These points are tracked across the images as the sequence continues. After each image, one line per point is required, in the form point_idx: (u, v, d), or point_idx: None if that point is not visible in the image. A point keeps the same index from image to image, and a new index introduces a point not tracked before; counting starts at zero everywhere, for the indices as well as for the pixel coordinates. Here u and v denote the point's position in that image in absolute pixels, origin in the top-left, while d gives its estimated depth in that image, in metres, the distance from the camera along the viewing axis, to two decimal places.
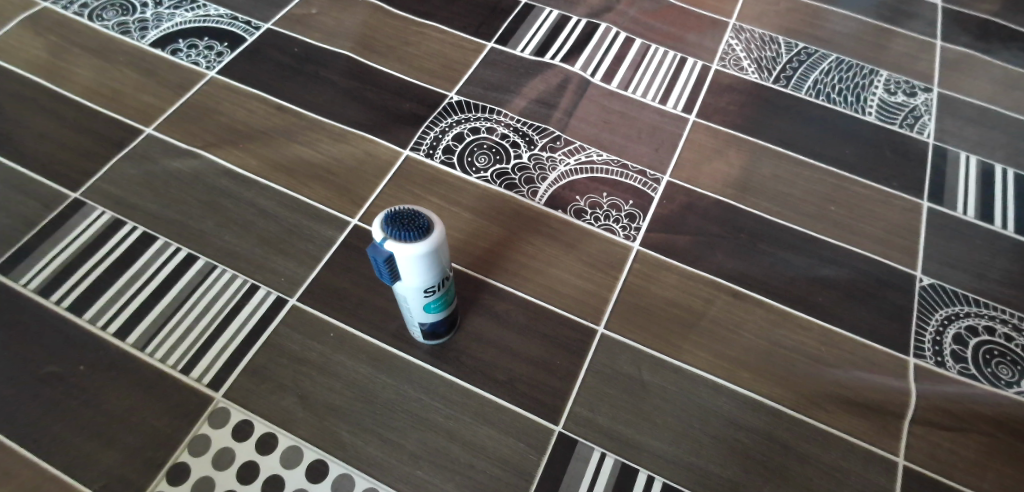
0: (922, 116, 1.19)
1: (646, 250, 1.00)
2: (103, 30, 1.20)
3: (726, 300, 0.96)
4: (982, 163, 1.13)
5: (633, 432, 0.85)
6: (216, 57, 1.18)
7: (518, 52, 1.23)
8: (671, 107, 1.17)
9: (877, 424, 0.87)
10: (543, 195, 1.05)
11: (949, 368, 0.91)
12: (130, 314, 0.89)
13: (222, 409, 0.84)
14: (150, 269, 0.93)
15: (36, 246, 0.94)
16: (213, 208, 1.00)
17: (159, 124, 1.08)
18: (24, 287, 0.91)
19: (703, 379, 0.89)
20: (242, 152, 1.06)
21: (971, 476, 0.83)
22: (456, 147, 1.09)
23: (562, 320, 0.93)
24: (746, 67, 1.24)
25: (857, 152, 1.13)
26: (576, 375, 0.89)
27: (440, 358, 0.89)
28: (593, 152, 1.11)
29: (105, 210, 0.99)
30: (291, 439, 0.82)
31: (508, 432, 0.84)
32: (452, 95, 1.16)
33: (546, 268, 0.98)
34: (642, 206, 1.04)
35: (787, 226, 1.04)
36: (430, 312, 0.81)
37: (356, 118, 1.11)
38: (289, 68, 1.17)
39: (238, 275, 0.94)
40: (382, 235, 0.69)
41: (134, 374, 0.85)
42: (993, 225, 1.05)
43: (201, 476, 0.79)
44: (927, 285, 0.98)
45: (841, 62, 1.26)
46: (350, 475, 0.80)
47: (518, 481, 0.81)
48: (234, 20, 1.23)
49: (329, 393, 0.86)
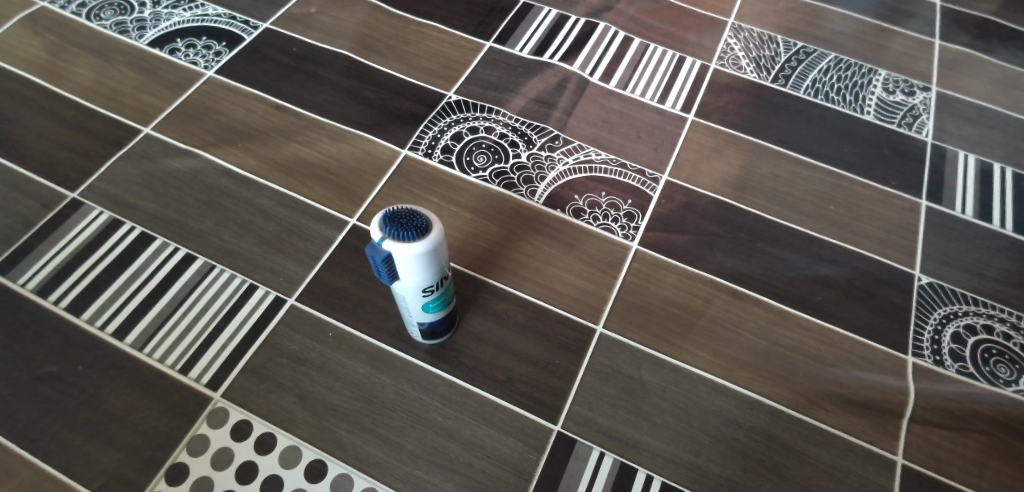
0: (921, 115, 1.19)
1: (645, 250, 1.00)
2: (102, 29, 1.19)
3: (725, 299, 0.96)
4: (981, 162, 1.13)
5: (633, 431, 0.85)
6: (215, 56, 1.17)
7: (517, 51, 1.23)
8: (670, 106, 1.17)
9: (876, 423, 0.87)
10: (542, 194, 1.05)
11: (948, 367, 0.91)
12: (128, 314, 0.89)
13: (221, 409, 0.84)
14: (149, 269, 0.93)
15: (34, 246, 0.94)
16: (213, 208, 1.00)
17: (158, 124, 1.08)
18: (24, 287, 0.91)
19: (702, 379, 0.89)
20: (241, 152, 1.06)
21: (970, 475, 0.83)
22: (455, 146, 1.09)
23: (561, 319, 0.93)
24: (745, 66, 1.24)
25: (857, 151, 1.13)
26: (575, 374, 0.89)
27: (440, 357, 0.89)
28: (592, 152, 1.11)
29: (104, 210, 0.98)
30: (290, 439, 0.82)
31: (508, 432, 0.84)
32: (451, 95, 1.16)
33: (545, 268, 0.98)
34: (641, 205, 1.04)
35: (786, 225, 1.04)
36: (430, 312, 0.81)
37: (355, 118, 1.11)
38: (289, 68, 1.17)
39: (237, 274, 0.94)
40: (380, 234, 0.69)
41: (133, 373, 0.85)
42: (991, 224, 1.05)
43: (200, 475, 0.79)
44: (925, 284, 0.99)
45: (839, 61, 1.27)
46: (349, 475, 0.80)
47: (518, 481, 0.81)
48: (233, 20, 1.23)
49: (328, 393, 0.86)
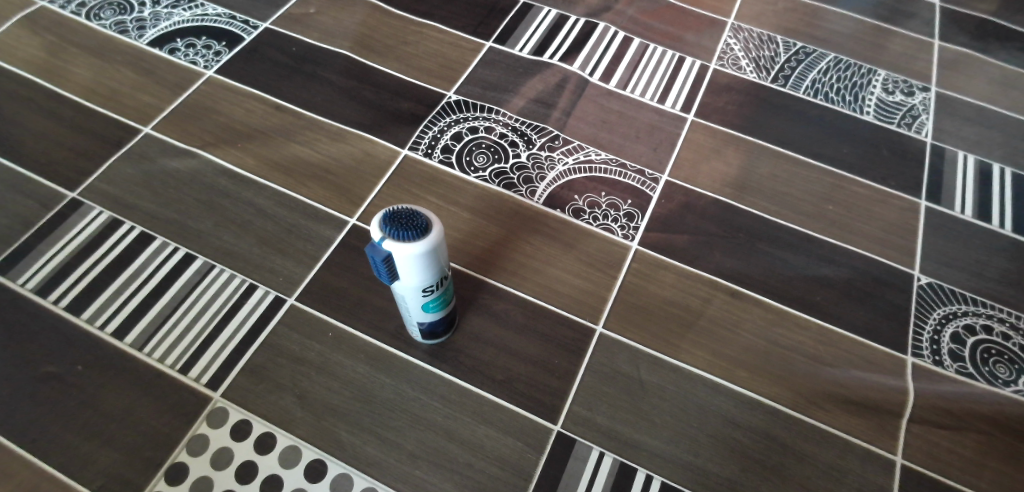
0: (920, 115, 1.19)
1: (645, 250, 1.00)
2: (101, 29, 1.19)
3: (725, 299, 0.96)
4: (980, 162, 1.13)
5: (632, 431, 0.85)
6: (215, 56, 1.17)
7: (517, 51, 1.23)
8: (670, 106, 1.17)
9: (875, 423, 0.87)
10: (542, 194, 1.05)
11: (947, 367, 0.91)
12: (128, 314, 0.89)
13: (221, 408, 0.84)
14: (149, 268, 0.93)
15: (34, 246, 0.94)
16: (212, 208, 1.00)
17: (158, 124, 1.08)
18: (23, 287, 0.91)
19: (702, 379, 0.89)
20: (241, 152, 1.06)
21: (969, 475, 0.83)
22: (455, 146, 1.09)
23: (561, 319, 0.93)
24: (745, 66, 1.24)
25: (856, 151, 1.13)
26: (574, 374, 0.89)
27: (440, 357, 0.89)
28: (591, 152, 1.11)
29: (103, 210, 0.98)
30: (290, 439, 0.82)
31: (508, 431, 0.84)
32: (451, 95, 1.16)
33: (544, 268, 0.98)
34: (641, 205, 1.05)
35: (785, 225, 1.04)
36: (429, 312, 0.81)
37: (355, 118, 1.11)
38: (288, 68, 1.17)
39: (236, 274, 0.94)
40: (380, 234, 0.69)
41: (132, 373, 0.85)
42: (991, 224, 1.06)
43: (200, 475, 0.79)
44: (924, 284, 0.99)
45: (839, 62, 1.27)
46: (349, 475, 0.80)
47: (518, 480, 0.81)
48: (233, 20, 1.23)
49: (328, 393, 0.86)
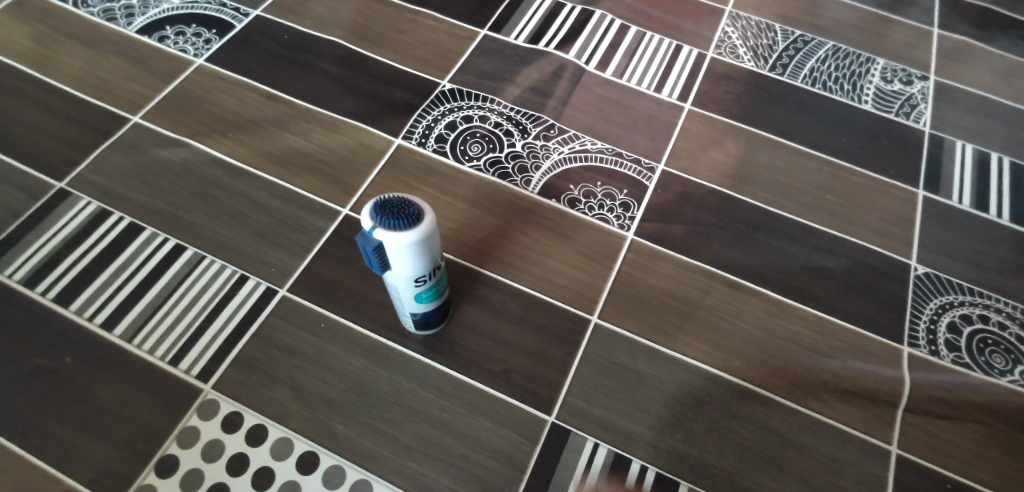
0: (918, 104, 1.18)
1: (641, 240, 0.99)
2: (90, 16, 1.18)
3: (721, 291, 0.95)
4: (977, 151, 1.13)
5: (628, 422, 0.85)
6: (205, 44, 1.16)
7: (511, 39, 1.22)
8: (666, 95, 1.16)
9: (872, 413, 0.86)
10: (537, 184, 1.04)
11: (944, 356, 0.91)
12: (119, 305, 0.88)
13: (212, 400, 0.83)
14: (138, 259, 0.92)
15: (22, 237, 0.93)
16: (203, 198, 0.99)
17: (148, 113, 1.07)
18: (9, 279, 0.90)
19: (697, 369, 0.89)
20: (232, 142, 1.05)
21: (966, 466, 0.83)
22: (448, 135, 1.08)
23: (555, 310, 0.92)
24: (742, 55, 1.23)
25: (855, 141, 1.12)
26: (569, 365, 0.88)
27: (434, 348, 0.88)
28: (587, 141, 1.10)
29: (92, 200, 0.97)
30: (282, 431, 0.82)
31: (503, 423, 0.84)
32: (445, 84, 1.15)
33: (540, 258, 0.97)
34: (637, 194, 1.04)
35: (782, 216, 1.03)
36: (422, 302, 0.80)
37: (347, 107, 1.10)
38: (281, 57, 1.15)
39: (226, 265, 0.93)
40: (371, 223, 0.68)
41: (122, 365, 0.84)
42: (989, 213, 1.05)
43: (190, 468, 0.78)
44: (921, 274, 0.98)
45: (838, 50, 1.25)
46: (342, 467, 0.80)
47: (512, 472, 0.81)
48: (224, 7, 1.21)
49: (321, 384, 0.85)
